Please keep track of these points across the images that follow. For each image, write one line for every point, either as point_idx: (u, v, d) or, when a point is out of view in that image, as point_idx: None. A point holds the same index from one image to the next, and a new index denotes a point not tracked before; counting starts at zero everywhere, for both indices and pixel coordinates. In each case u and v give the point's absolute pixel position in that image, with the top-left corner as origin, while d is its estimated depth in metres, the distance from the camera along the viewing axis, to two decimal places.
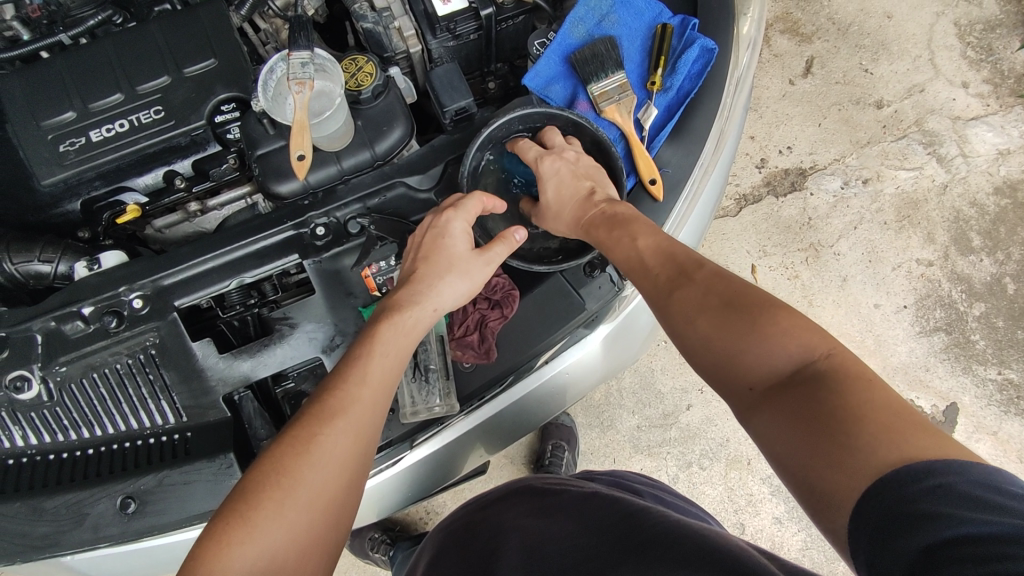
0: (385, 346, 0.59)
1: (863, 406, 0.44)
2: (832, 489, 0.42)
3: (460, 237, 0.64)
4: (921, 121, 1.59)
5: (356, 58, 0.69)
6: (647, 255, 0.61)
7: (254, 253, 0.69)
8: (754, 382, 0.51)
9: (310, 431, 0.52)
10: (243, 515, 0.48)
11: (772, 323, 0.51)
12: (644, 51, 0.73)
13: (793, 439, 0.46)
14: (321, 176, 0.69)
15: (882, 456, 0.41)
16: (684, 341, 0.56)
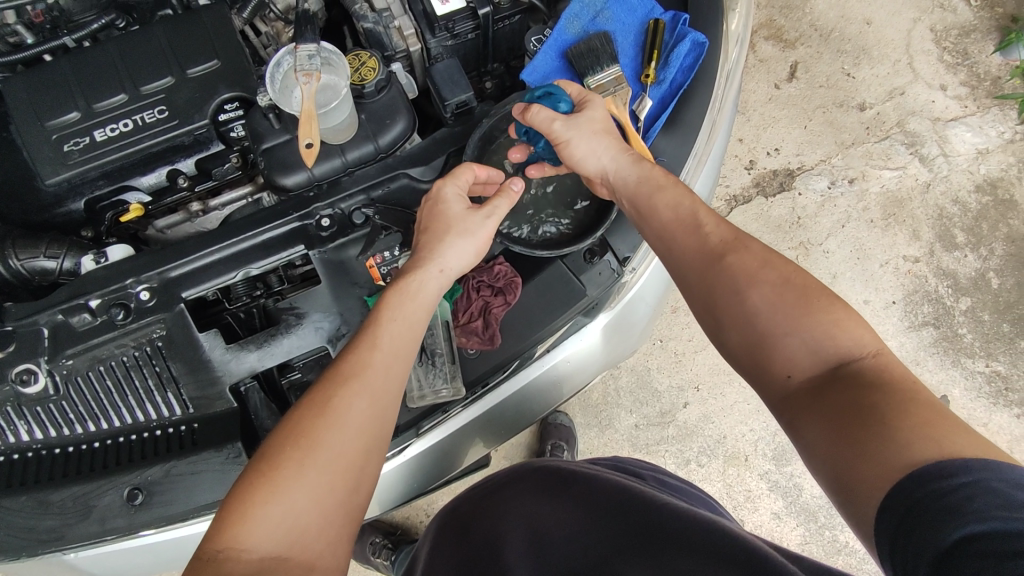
0: (394, 312, 0.60)
1: (905, 404, 0.47)
2: (862, 477, 0.46)
3: (456, 201, 0.66)
4: (903, 122, 1.64)
5: (359, 54, 0.71)
6: (705, 217, 0.62)
7: (260, 244, 0.70)
8: (794, 371, 0.54)
9: (325, 394, 0.55)
10: (265, 474, 0.51)
11: (825, 314, 0.54)
12: (638, 46, 0.75)
13: (828, 430, 0.49)
14: (326, 168, 0.71)
15: (918, 450, 0.44)
16: (728, 308, 0.58)
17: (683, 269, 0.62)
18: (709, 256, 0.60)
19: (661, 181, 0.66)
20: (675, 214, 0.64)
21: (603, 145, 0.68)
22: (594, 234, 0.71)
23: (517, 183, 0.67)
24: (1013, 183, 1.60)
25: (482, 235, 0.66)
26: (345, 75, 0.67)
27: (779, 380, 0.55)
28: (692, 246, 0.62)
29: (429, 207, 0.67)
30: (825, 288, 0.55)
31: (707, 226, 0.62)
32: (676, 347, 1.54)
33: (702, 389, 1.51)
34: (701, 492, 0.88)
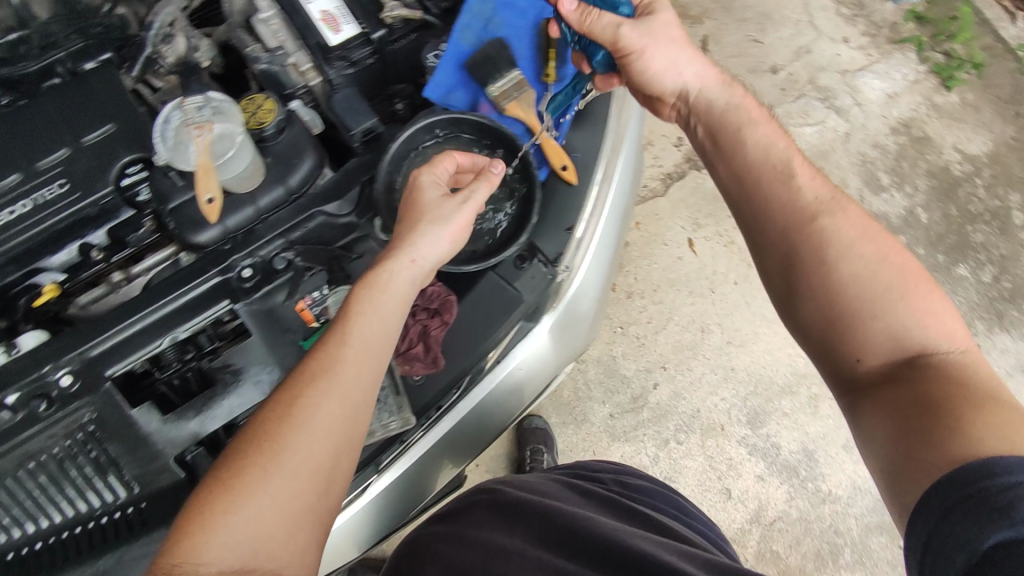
0: (363, 307, 0.63)
1: (982, 400, 0.54)
2: (926, 462, 0.53)
3: (432, 189, 0.67)
4: (814, 79, 1.70)
5: (254, 98, 0.69)
6: (806, 184, 0.67)
7: (184, 306, 0.68)
8: (864, 357, 0.60)
9: (291, 394, 0.59)
10: (230, 478, 0.55)
11: (919, 302, 0.61)
12: (534, 47, 0.77)
13: (896, 417, 0.57)
14: (238, 219, 0.68)
15: (987, 445, 0.51)
16: (820, 282, 0.63)
17: (767, 225, 0.68)
18: (803, 218, 0.65)
19: (753, 118, 0.72)
20: (763, 154, 0.70)
21: (682, 63, 0.73)
22: (519, 239, 0.70)
23: (497, 166, 0.69)
24: (924, 121, 1.68)
25: (456, 215, 0.67)
26: (237, 121, 0.65)
27: (849, 362, 0.61)
28: (784, 202, 0.67)
29: (407, 197, 0.68)
30: (918, 275, 0.62)
31: (801, 184, 0.68)
32: (637, 331, 1.56)
33: (669, 367, 1.54)
34: (669, 489, 0.91)
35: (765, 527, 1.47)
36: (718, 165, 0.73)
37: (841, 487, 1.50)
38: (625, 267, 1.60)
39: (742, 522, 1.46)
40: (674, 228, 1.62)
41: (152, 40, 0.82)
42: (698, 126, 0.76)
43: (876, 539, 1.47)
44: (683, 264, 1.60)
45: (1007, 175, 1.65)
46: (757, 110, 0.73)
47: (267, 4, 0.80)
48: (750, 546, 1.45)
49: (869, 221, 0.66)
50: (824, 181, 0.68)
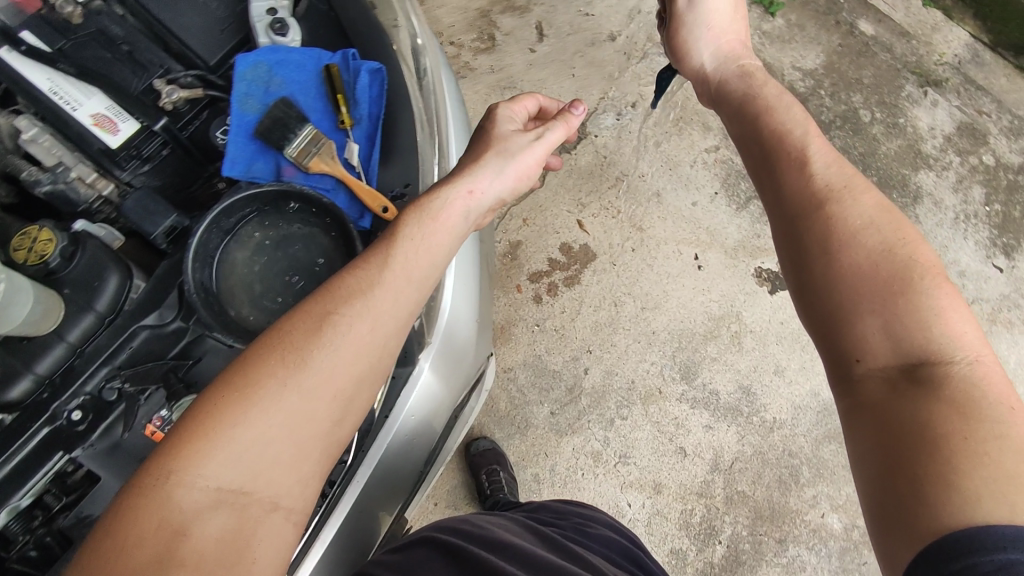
0: (412, 233, 0.64)
1: (987, 439, 0.51)
2: (920, 505, 0.50)
3: (506, 124, 0.78)
4: (651, 36, 1.77)
5: (26, 231, 0.63)
6: (819, 176, 0.68)
7: (12, 473, 0.60)
8: (865, 356, 0.58)
9: (326, 309, 0.58)
10: (245, 383, 0.53)
11: (930, 300, 0.58)
12: (323, 96, 0.74)
13: (880, 443, 0.55)
14: (51, 362, 0.63)
15: (985, 507, 0.47)
16: (821, 275, 0.63)
17: (782, 211, 0.69)
18: (812, 203, 0.66)
19: (772, 110, 0.79)
20: (779, 143, 0.73)
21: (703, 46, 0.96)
22: None
23: (578, 107, 0.81)
24: (760, 50, 1.75)
25: (526, 152, 0.76)
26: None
27: (848, 362, 0.59)
28: (794, 191, 0.68)
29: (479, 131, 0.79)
30: (931, 271, 0.60)
31: (816, 172, 0.68)
32: (554, 324, 1.56)
33: (595, 350, 1.55)
34: (632, 543, 0.95)
35: (726, 472, 1.50)
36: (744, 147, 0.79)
37: (783, 412, 1.55)
38: (525, 266, 1.59)
39: (703, 474, 1.49)
40: (561, 215, 1.63)
41: None
42: (722, 109, 0.89)
43: (827, 448, 1.54)
44: (579, 246, 1.61)
45: (845, 80, 1.75)
46: (785, 99, 0.81)
47: (27, 122, 0.71)
48: (717, 495, 1.48)
49: (885, 210, 0.65)
50: (842, 168, 0.68)
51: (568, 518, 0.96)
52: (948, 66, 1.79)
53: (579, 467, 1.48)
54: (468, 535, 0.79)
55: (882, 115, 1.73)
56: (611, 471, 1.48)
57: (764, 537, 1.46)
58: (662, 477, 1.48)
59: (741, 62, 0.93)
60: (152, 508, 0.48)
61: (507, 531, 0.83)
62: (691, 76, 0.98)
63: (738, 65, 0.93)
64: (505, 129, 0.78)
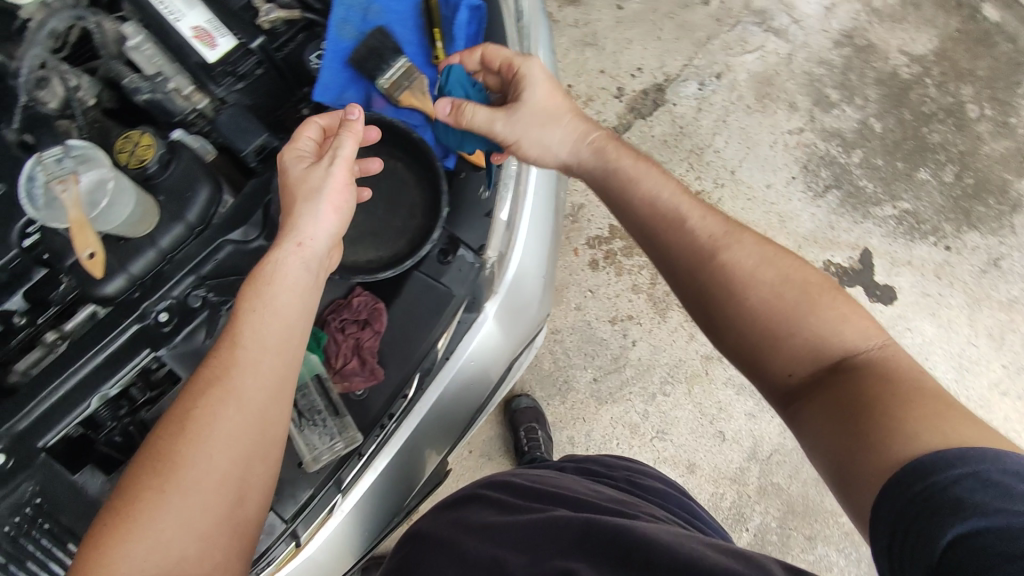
0: (255, 303, 0.60)
1: (912, 393, 0.55)
2: (872, 469, 0.53)
3: (298, 164, 0.66)
4: (748, 4, 1.68)
5: (129, 135, 0.65)
6: (691, 218, 0.70)
7: (104, 363, 0.65)
8: (793, 369, 0.63)
9: (184, 406, 0.56)
10: (121, 511, 0.52)
11: (828, 308, 0.63)
12: (419, 30, 0.74)
13: (826, 425, 0.58)
14: (142, 264, 0.65)
15: (927, 440, 0.51)
16: (733, 309, 0.66)
17: (676, 268, 0.70)
18: (704, 255, 0.67)
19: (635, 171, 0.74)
20: (650, 206, 0.72)
21: (557, 144, 0.75)
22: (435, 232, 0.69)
23: (354, 109, 0.66)
24: (866, 28, 1.67)
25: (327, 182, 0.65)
26: (106, 165, 0.60)
27: (783, 378, 0.63)
28: (687, 237, 0.69)
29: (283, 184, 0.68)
30: (823, 285, 0.65)
31: (693, 225, 0.70)
32: (607, 292, 1.54)
33: (644, 322, 1.53)
34: (681, 494, 0.97)
35: (764, 462, 1.48)
36: (618, 216, 0.76)
37: None
38: (586, 229, 1.57)
39: (739, 461, 1.47)
40: None
41: (25, 87, 0.75)
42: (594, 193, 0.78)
43: None
44: None
45: (957, 70, 1.65)
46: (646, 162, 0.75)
47: (133, 30, 0.73)
48: (750, 483, 1.46)
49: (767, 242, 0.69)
50: (714, 214, 0.71)
51: (616, 468, 0.99)
52: None
53: (615, 436, 1.48)
54: (515, 491, 0.84)
55: (991, 111, 1.62)
56: (646, 444, 1.47)
57: (794, 531, 1.44)
58: (696, 457, 1.47)
59: (590, 138, 0.75)
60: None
61: (555, 481, 0.87)
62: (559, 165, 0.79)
63: (591, 146, 0.75)
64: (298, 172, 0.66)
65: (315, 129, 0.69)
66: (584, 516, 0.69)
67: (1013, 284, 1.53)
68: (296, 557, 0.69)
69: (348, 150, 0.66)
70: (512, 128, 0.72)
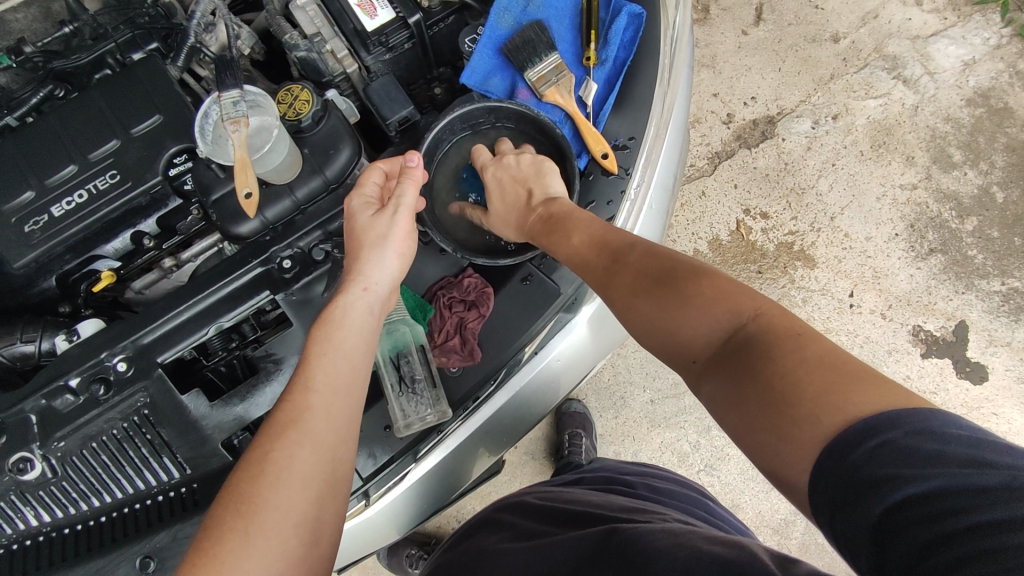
0: (325, 345, 0.60)
1: (796, 363, 0.47)
2: (786, 467, 0.45)
3: (364, 211, 0.67)
4: (881, 47, 1.61)
5: (291, 88, 0.69)
6: (582, 248, 0.66)
7: (225, 297, 0.69)
8: (696, 355, 0.56)
9: (262, 449, 0.54)
10: (205, 557, 0.49)
11: (701, 295, 0.56)
12: (575, 29, 0.75)
13: (734, 409, 0.50)
14: (278, 211, 0.69)
15: (828, 422, 0.43)
16: (631, 322, 0.61)
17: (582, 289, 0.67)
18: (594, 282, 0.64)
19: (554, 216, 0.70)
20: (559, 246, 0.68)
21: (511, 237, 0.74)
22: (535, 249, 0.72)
23: (409, 159, 0.66)
24: (1006, 90, 1.57)
25: (391, 231, 0.66)
26: (273, 113, 0.64)
27: (692, 366, 0.57)
28: (577, 257, 0.67)
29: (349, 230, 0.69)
30: (700, 271, 0.58)
31: (582, 250, 0.66)
32: None
33: None
34: (700, 495, 0.98)
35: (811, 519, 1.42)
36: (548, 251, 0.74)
37: None
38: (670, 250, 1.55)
39: (786, 512, 1.42)
40: (722, 209, 1.55)
41: (195, 29, 0.82)
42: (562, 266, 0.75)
43: None
44: (730, 245, 1.53)
45: None
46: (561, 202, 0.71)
47: None
48: (794, 538, 1.41)
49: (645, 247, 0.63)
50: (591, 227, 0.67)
51: (637, 478, 0.99)
52: None
53: (662, 461, 1.46)
54: (525, 513, 0.88)
55: None
56: (692, 476, 1.44)
57: None
58: (741, 499, 1.43)
59: (526, 229, 0.72)
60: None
61: (571, 498, 0.90)
62: None
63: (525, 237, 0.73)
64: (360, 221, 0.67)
65: (380, 174, 0.69)
66: (593, 534, 0.70)
67: None
68: (360, 514, 0.72)
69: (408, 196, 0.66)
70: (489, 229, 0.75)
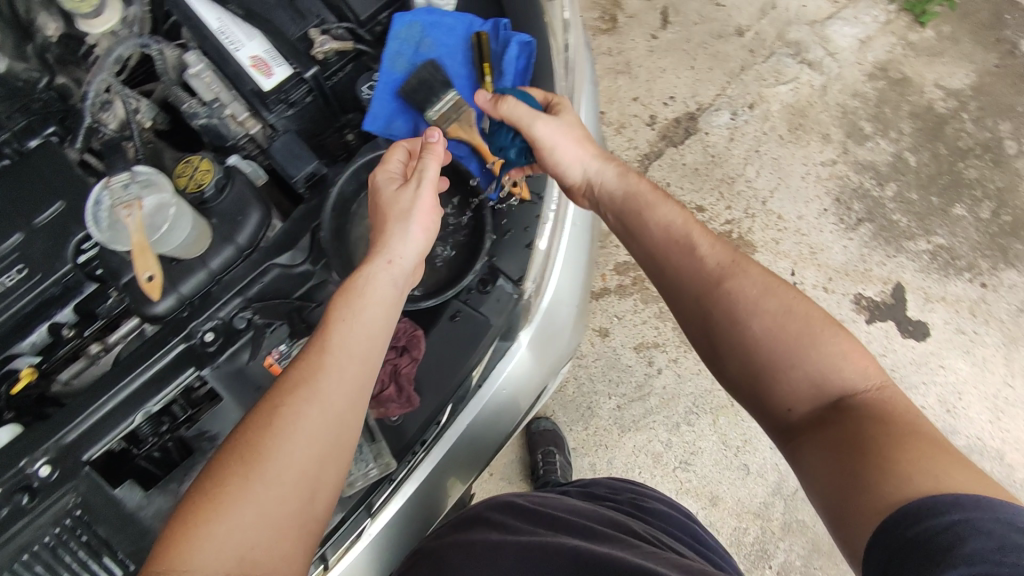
0: (345, 313, 0.64)
1: (903, 434, 0.59)
2: (865, 511, 0.56)
3: (388, 185, 0.69)
4: (783, 34, 1.69)
5: (190, 159, 0.70)
6: (707, 258, 0.72)
7: (150, 380, 0.67)
8: (793, 405, 0.66)
9: (273, 402, 0.60)
10: (208, 497, 0.55)
11: (829, 345, 0.65)
12: (469, 63, 0.77)
13: (828, 463, 0.61)
14: (192, 285, 0.68)
15: (918, 486, 0.54)
16: (738, 344, 0.68)
17: (678, 293, 0.74)
18: (710, 282, 0.70)
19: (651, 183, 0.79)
20: (664, 232, 0.75)
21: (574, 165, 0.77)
22: (468, 273, 0.70)
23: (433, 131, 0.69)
24: (902, 61, 1.66)
25: (416, 200, 0.67)
26: (168, 190, 0.64)
27: (783, 413, 0.66)
28: (691, 268, 0.72)
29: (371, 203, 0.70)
30: (829, 322, 0.67)
31: (702, 253, 0.72)
32: (633, 319, 1.55)
33: (669, 349, 1.52)
34: (687, 517, 0.97)
35: (788, 498, 1.44)
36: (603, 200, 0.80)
37: None
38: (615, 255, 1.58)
39: (764, 496, 1.44)
40: None
41: (90, 109, 0.79)
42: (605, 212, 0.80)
43: None
44: None
45: (994, 105, 1.63)
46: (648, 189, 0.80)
47: (195, 58, 0.77)
48: (775, 519, 1.43)
49: (772, 279, 0.70)
50: (722, 244, 0.73)
51: (624, 493, 0.99)
52: None
53: (637, 465, 1.46)
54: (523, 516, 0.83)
55: None
56: (669, 474, 1.45)
57: (819, 571, 1.40)
58: (720, 490, 1.44)
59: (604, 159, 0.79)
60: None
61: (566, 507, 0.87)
62: (574, 192, 0.81)
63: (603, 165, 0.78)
64: (385, 191, 0.68)
65: (403, 152, 0.71)
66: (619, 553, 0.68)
67: None
68: None
69: (430, 166, 0.69)
70: (549, 131, 0.73)
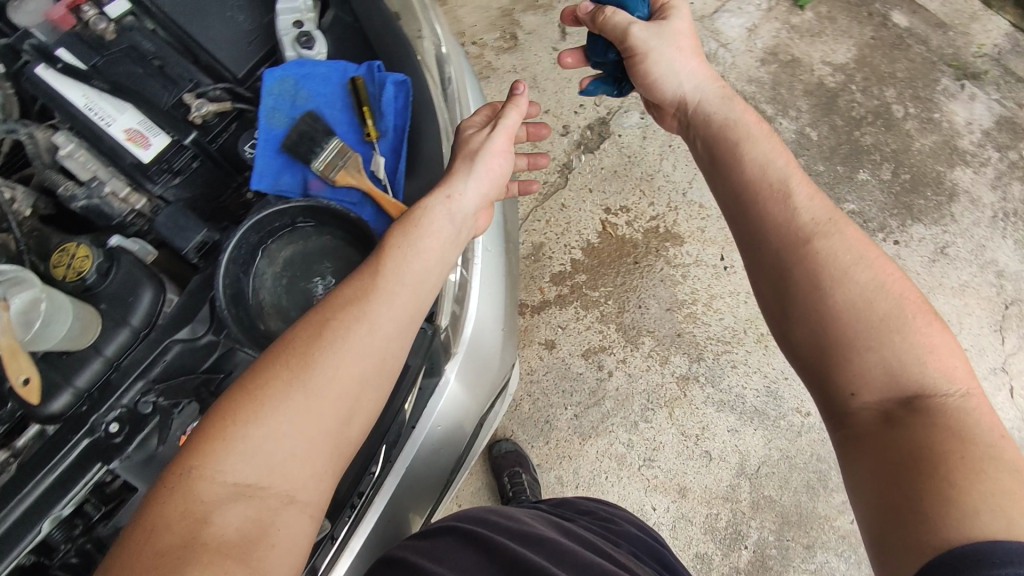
0: (401, 241, 0.65)
1: (980, 460, 0.55)
2: (916, 533, 0.53)
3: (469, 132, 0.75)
4: None
5: (66, 248, 0.67)
6: (803, 214, 0.69)
7: (55, 484, 0.62)
8: (858, 391, 0.62)
9: (321, 316, 0.60)
10: (248, 397, 0.56)
11: (921, 337, 0.62)
12: (349, 108, 0.78)
13: (880, 464, 0.59)
14: (89, 376, 0.66)
15: (984, 525, 0.50)
16: (818, 313, 0.64)
17: (761, 245, 0.70)
18: (799, 238, 0.67)
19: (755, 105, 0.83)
20: (760, 171, 0.72)
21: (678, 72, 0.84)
22: None
23: (520, 86, 0.78)
24: (788, 44, 1.75)
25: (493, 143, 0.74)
26: (37, 282, 0.61)
27: (845, 397, 0.63)
28: (782, 226, 0.69)
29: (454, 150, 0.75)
30: (923, 311, 0.63)
31: (797, 205, 0.69)
32: (577, 327, 1.55)
33: (617, 351, 1.53)
34: (653, 536, 0.97)
35: (752, 476, 1.47)
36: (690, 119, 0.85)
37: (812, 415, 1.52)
38: (550, 266, 1.59)
39: (729, 479, 1.47)
40: (585, 215, 1.62)
41: None
42: (693, 133, 0.83)
43: None
44: (602, 246, 1.59)
45: (878, 74, 1.74)
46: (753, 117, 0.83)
47: (64, 138, 0.74)
48: (743, 499, 1.45)
49: (866, 247, 0.67)
50: (824, 201, 0.70)
51: (592, 513, 0.98)
52: (986, 57, 1.78)
53: (603, 470, 1.47)
54: (508, 530, 0.75)
55: (917, 109, 1.71)
56: (635, 474, 1.46)
57: (792, 543, 1.43)
58: (686, 480, 1.46)
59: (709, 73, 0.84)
60: (177, 500, 0.52)
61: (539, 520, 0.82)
62: (668, 106, 0.88)
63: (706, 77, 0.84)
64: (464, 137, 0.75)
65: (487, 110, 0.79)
66: None
67: (962, 269, 1.58)
68: None
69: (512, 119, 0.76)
70: (647, 35, 0.84)
